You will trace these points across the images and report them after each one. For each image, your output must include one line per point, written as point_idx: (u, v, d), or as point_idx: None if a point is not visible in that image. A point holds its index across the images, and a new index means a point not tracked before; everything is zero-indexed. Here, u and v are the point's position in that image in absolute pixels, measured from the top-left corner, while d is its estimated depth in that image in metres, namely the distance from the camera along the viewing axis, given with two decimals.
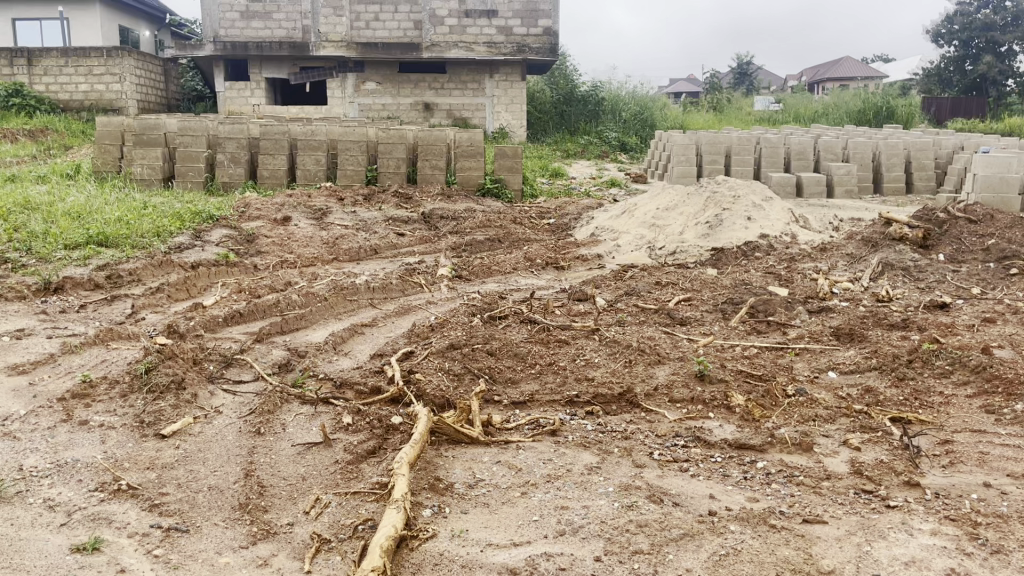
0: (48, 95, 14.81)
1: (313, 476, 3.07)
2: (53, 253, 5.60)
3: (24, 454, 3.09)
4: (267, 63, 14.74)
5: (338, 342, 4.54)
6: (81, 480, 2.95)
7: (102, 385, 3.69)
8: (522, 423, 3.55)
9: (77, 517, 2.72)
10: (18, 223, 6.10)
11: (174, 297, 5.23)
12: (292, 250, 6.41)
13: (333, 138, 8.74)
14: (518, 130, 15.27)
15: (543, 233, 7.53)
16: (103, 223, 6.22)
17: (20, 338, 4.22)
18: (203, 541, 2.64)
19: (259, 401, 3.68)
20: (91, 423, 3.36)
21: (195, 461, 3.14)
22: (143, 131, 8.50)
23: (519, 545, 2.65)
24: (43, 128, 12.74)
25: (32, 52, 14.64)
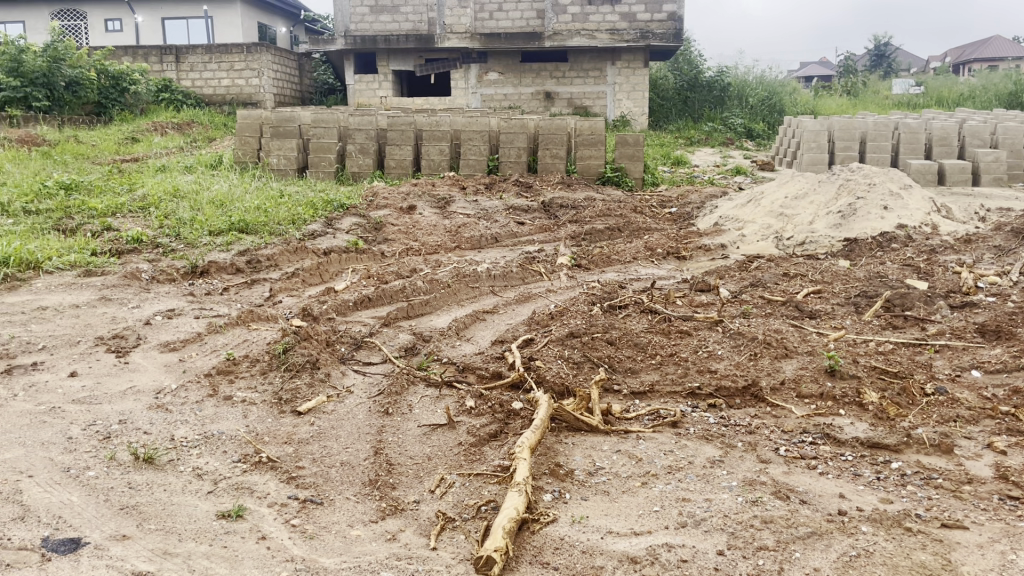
0: (193, 90, 15.75)
1: (438, 457, 3.17)
2: (199, 239, 5.98)
3: (176, 425, 3.32)
4: (394, 55, 15.14)
5: (460, 327, 4.65)
6: (226, 451, 3.16)
7: (244, 362, 3.93)
8: (642, 414, 3.53)
9: (223, 485, 2.92)
10: (168, 212, 6.54)
11: (308, 281, 5.50)
12: (416, 238, 6.59)
13: (457, 128, 8.93)
14: (640, 118, 15.08)
15: (664, 223, 7.43)
16: (244, 211, 6.59)
17: (171, 318, 4.55)
18: (336, 514, 2.78)
19: (386, 382, 3.83)
20: (234, 398, 3.59)
21: (328, 437, 3.30)
22: (279, 123, 8.92)
23: (640, 534, 2.65)
24: (190, 122, 13.59)
25: (180, 50, 15.58)
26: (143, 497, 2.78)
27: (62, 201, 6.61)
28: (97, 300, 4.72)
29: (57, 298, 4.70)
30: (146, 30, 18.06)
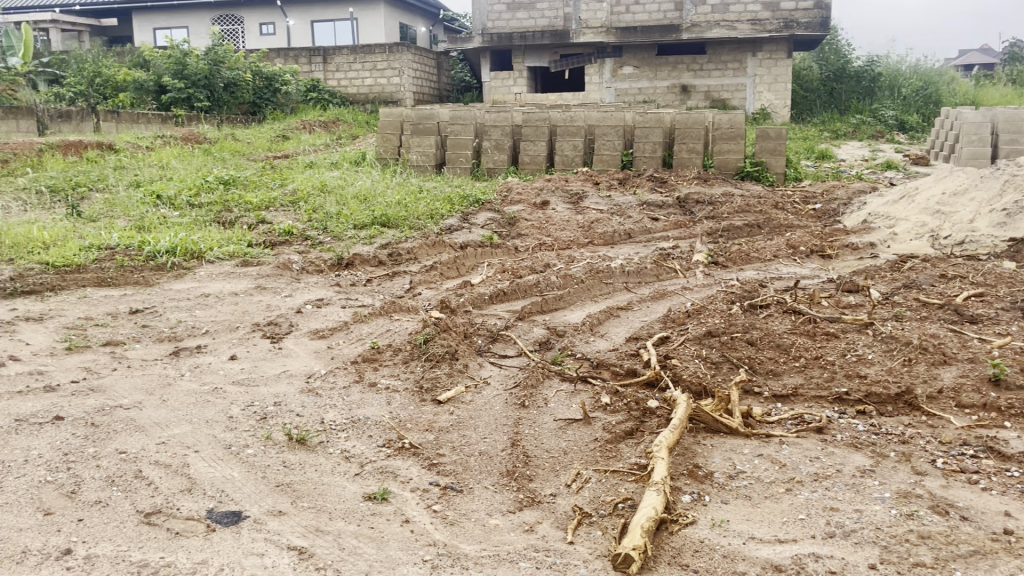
0: (339, 90, 16.46)
1: (574, 451, 3.18)
2: (345, 232, 6.25)
3: (325, 409, 3.49)
4: (529, 52, 15.24)
5: (594, 323, 4.64)
6: (371, 435, 3.29)
7: (387, 351, 4.08)
8: (784, 417, 3.41)
9: (369, 468, 3.04)
10: (316, 206, 6.87)
11: (446, 274, 5.64)
12: (550, 233, 6.62)
13: (591, 123, 8.90)
14: (781, 110, 14.53)
15: (807, 219, 7.14)
16: (386, 206, 6.83)
17: (319, 307, 4.77)
18: (476, 502, 2.84)
19: (523, 375, 3.88)
20: (378, 385, 3.74)
21: (467, 427, 3.38)
22: (419, 121, 9.15)
23: (784, 542, 2.56)
24: (336, 120, 14.21)
25: (327, 51, 16.30)
26: (296, 476, 2.94)
27: (221, 195, 7.07)
28: (253, 288, 5.03)
29: (219, 286, 5.03)
30: (297, 33, 19.00)
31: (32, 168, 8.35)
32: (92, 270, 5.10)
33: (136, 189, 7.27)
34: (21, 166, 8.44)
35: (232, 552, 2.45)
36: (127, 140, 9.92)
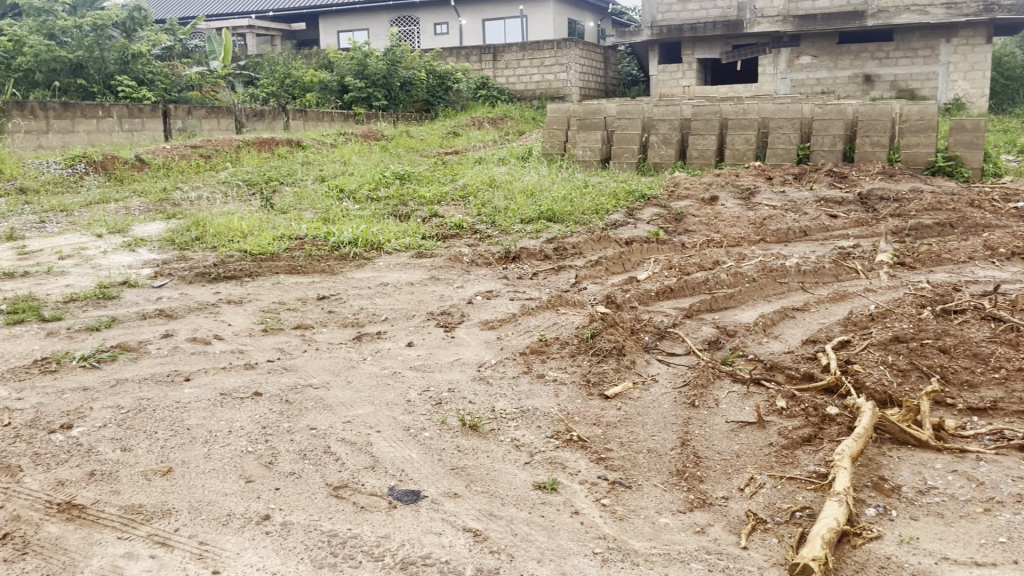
0: (507, 86, 16.78)
1: (747, 455, 3.09)
2: (512, 227, 6.37)
3: (496, 398, 3.58)
4: (699, 44, 14.95)
5: (768, 323, 4.47)
6: (540, 426, 3.34)
7: (555, 343, 4.12)
8: (982, 433, 3.15)
9: (538, 458, 3.09)
10: (485, 201, 7.05)
11: (611, 270, 5.61)
12: (719, 230, 6.45)
13: (765, 116, 8.60)
14: (978, 100, 13.48)
15: (1009, 219, 6.55)
16: (552, 201, 6.90)
17: (489, 299, 4.89)
18: (645, 499, 2.82)
19: (692, 374, 3.80)
20: (546, 377, 3.79)
21: (635, 424, 3.36)
22: (586, 116, 9.16)
23: (983, 566, 2.37)
24: (503, 117, 14.48)
25: (498, 49, 16.68)
26: (470, 461, 3.04)
27: (397, 189, 7.40)
28: (427, 279, 5.24)
29: (395, 276, 5.27)
30: (469, 31, 19.53)
31: (231, 164, 9.10)
32: (284, 258, 5.48)
33: (321, 183, 7.75)
34: (222, 161, 9.21)
35: (412, 529, 2.57)
36: (313, 137, 10.59)
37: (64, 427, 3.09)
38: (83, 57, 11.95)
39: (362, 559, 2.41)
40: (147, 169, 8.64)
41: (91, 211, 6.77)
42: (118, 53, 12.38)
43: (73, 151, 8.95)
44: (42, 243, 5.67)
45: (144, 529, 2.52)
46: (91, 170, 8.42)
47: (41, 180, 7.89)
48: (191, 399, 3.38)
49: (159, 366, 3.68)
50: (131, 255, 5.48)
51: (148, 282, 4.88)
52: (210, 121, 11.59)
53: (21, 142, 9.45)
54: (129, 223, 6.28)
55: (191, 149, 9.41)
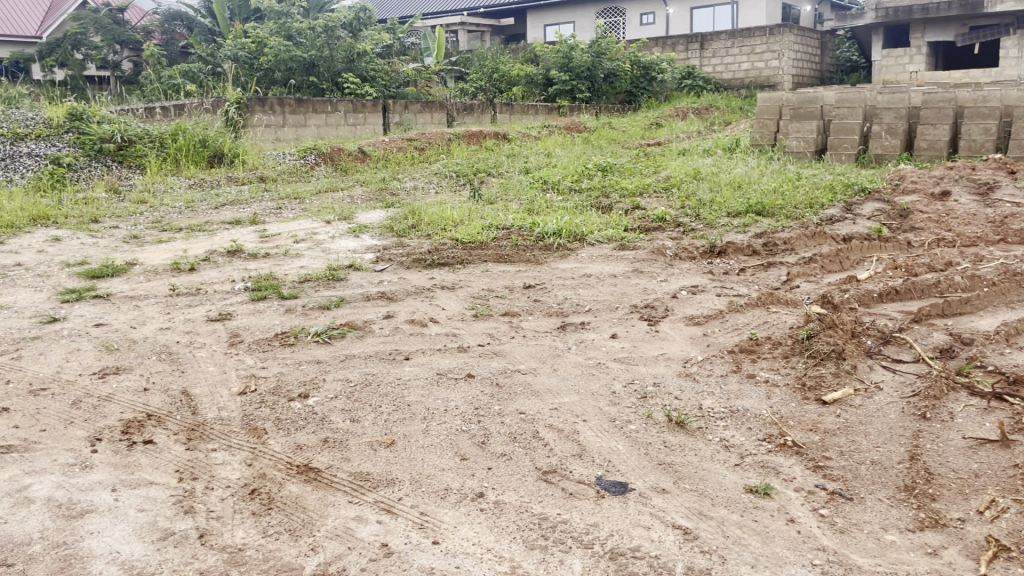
0: (714, 76, 16.41)
1: (988, 476, 2.82)
2: (718, 220, 6.19)
3: (703, 395, 3.49)
4: (931, 25, 13.79)
5: (1011, 333, 4.05)
6: (751, 428, 3.23)
7: (766, 343, 3.97)
8: None
9: (749, 460, 2.99)
10: (689, 193, 6.91)
11: (827, 268, 5.30)
12: (950, 228, 5.92)
13: (1009, 103, 7.80)
14: None
15: None
16: (762, 194, 6.64)
17: (695, 293, 4.79)
18: (869, 513, 2.65)
19: (922, 384, 3.52)
20: (757, 377, 3.65)
21: (857, 433, 3.16)
22: (801, 104, 8.74)
23: None
24: (708, 107, 14.12)
25: (705, 37, 16.40)
26: (677, 458, 2.99)
27: (600, 181, 7.44)
28: (630, 271, 5.22)
29: (599, 268, 5.29)
30: (675, 21, 19.20)
31: (442, 156, 9.56)
32: (492, 247, 5.67)
33: (526, 175, 7.92)
34: (434, 153, 9.68)
35: (621, 520, 2.57)
36: (519, 130, 10.91)
37: (301, 397, 3.38)
38: (315, 56, 12.99)
39: (572, 545, 2.44)
40: (368, 161, 9.26)
41: (320, 200, 7.35)
42: (345, 52, 13.30)
43: (305, 143, 9.75)
44: (280, 228, 6.25)
45: (371, 496, 2.70)
46: (321, 161, 9.14)
47: (279, 170, 8.66)
48: (410, 376, 3.59)
49: (382, 345, 3.93)
50: (356, 240, 5.89)
51: (370, 266, 5.22)
52: (425, 116, 12.35)
53: (262, 135, 10.41)
54: (353, 211, 6.76)
55: (407, 142, 9.97)
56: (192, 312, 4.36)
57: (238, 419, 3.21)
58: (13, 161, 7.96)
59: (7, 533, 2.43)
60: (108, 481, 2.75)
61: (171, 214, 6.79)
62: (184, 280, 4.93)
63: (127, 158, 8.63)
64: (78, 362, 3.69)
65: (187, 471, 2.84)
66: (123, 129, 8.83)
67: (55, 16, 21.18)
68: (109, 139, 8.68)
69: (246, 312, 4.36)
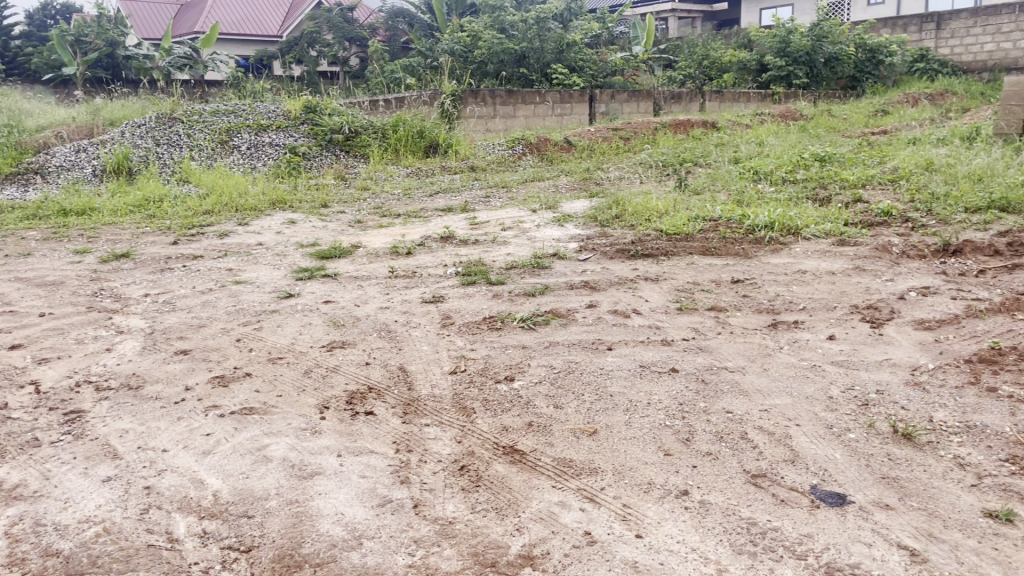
0: (951, 58, 15.36)
1: None
2: (953, 216, 5.65)
3: (934, 407, 3.20)
4: None
5: None
6: (991, 447, 2.91)
7: (1011, 355, 3.57)
8: None
9: (988, 482, 2.69)
10: (920, 185, 6.37)
11: None
12: None
13: None
14: None
15: None
16: (1007, 187, 5.99)
17: (925, 295, 4.39)
18: None
19: None
20: (999, 392, 3.29)
21: None
22: None
23: None
24: (943, 93, 12.98)
25: (942, 17, 15.31)
26: (903, 472, 2.76)
27: (818, 172, 7.03)
28: (850, 269, 4.88)
29: (814, 264, 5.00)
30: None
31: (648, 146, 9.47)
32: (699, 239, 5.53)
33: (736, 164, 7.65)
34: (640, 143, 9.62)
35: (838, 534, 2.42)
36: (729, 118, 10.59)
37: (508, 379, 3.48)
38: (526, 48, 13.36)
39: (783, 554, 2.33)
40: (574, 151, 9.36)
41: (526, 188, 7.52)
42: (555, 43, 13.54)
43: (513, 133, 10.04)
44: (489, 215, 6.45)
45: (574, 483, 2.72)
46: (528, 151, 9.34)
47: (488, 159, 8.95)
48: (613, 367, 3.58)
49: (586, 334, 3.95)
50: (560, 229, 5.95)
51: (574, 255, 5.26)
52: (631, 105, 12.52)
53: (474, 126, 10.82)
54: (558, 200, 6.84)
55: (613, 132, 9.96)
56: (408, 293, 4.61)
57: (449, 397, 3.35)
58: (257, 150, 8.79)
59: (249, 488, 2.70)
60: (334, 447, 2.97)
61: (390, 201, 7.22)
62: (401, 263, 5.22)
63: (353, 148, 9.26)
64: (309, 335, 4.02)
65: (402, 443, 3.01)
66: (350, 121, 9.50)
67: (294, 16, 23.11)
68: (338, 130, 9.35)
69: (457, 296, 4.53)
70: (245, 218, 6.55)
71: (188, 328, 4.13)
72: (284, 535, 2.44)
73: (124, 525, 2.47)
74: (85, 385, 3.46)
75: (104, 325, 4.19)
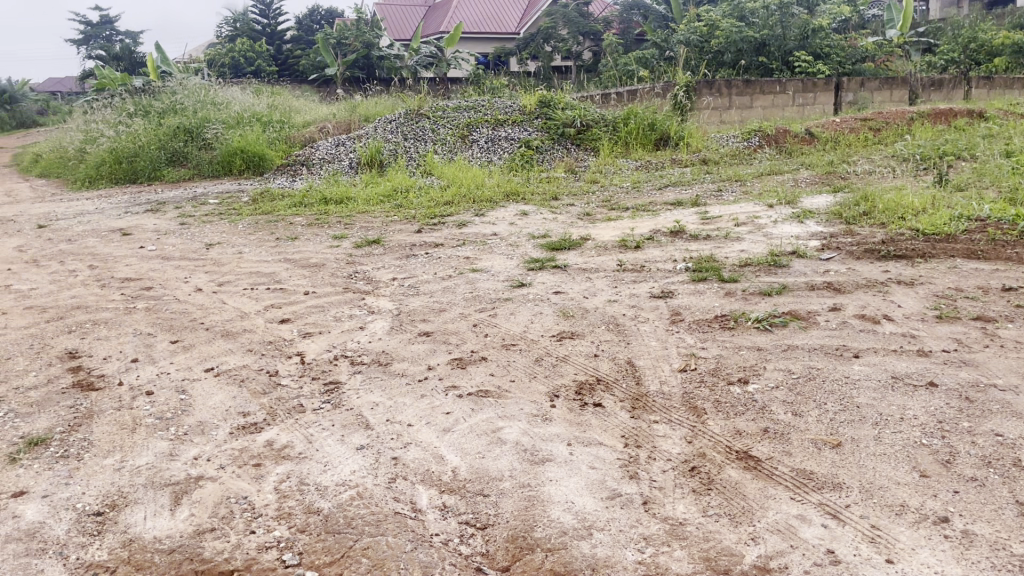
0: None
1: None
2: None
3: None
4: None
5: None
6: None
7: None
8: None
9: None
10: None
11: None
12: None
13: None
14: None
15: None
16: None
17: None
18: None
19: None
20: None
21: None
22: None
23: None
24: None
25: None
26: None
27: None
28: None
29: None
30: None
31: (903, 137, 8.72)
32: (962, 240, 5.00)
33: (1008, 158, 6.86)
34: (893, 134, 8.89)
35: None
36: (1000, 107, 9.61)
37: (742, 382, 3.35)
38: (767, 35, 12.92)
39: None
40: (816, 142, 8.84)
41: (762, 182, 7.20)
42: (800, 30, 13.00)
43: (750, 125, 9.71)
44: (722, 210, 6.25)
45: (815, 497, 2.56)
46: (765, 143, 8.97)
47: (722, 152, 8.68)
48: (860, 376, 3.33)
49: (829, 339, 3.70)
50: (800, 226, 5.64)
51: (816, 254, 4.94)
52: (883, 93, 11.97)
53: (708, 118, 10.86)
54: (798, 195, 6.49)
55: (861, 123, 9.32)
56: (637, 288, 4.58)
57: (679, 396, 3.29)
58: (494, 144, 9.13)
59: (484, 467, 2.81)
60: (565, 435, 3.01)
61: (620, 193, 7.22)
62: (630, 256, 5.20)
63: (584, 141, 9.36)
64: (541, 324, 4.11)
65: (632, 438, 2.99)
66: (582, 115, 9.63)
67: (531, 12, 23.79)
68: (570, 123, 9.49)
69: (688, 292, 4.43)
70: (481, 209, 6.84)
71: (430, 311, 4.39)
72: (517, 517, 2.51)
73: (375, 491, 2.67)
74: (342, 359, 3.78)
75: (357, 305, 4.55)
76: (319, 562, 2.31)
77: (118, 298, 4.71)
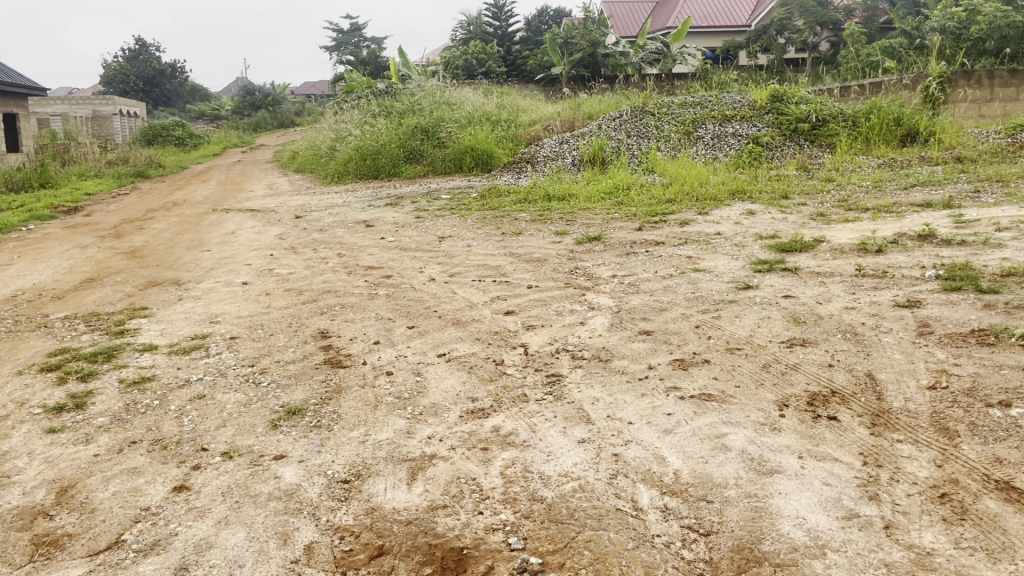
0: None
1: None
2: None
3: None
4: None
5: None
6: None
7: None
8: None
9: None
10: None
11: None
12: None
13: None
14: None
15: None
16: None
17: None
18: None
19: None
20: None
21: None
22: None
23: None
24: None
25: None
26: None
27: None
28: None
29: None
30: None
31: None
32: None
33: None
34: None
35: None
36: None
37: (1003, 405, 3.01)
38: None
39: None
40: None
41: None
42: None
43: (1015, 119, 8.75)
44: (979, 213, 5.66)
45: None
46: None
47: (980, 149, 7.88)
48: None
49: None
50: None
51: None
52: None
53: (964, 110, 10.15)
54: None
55: None
56: (878, 295, 4.26)
57: (927, 415, 3.02)
58: (721, 140, 8.88)
59: (708, 473, 2.74)
60: (796, 447, 2.87)
61: (858, 193, 6.76)
62: (870, 261, 4.84)
63: (819, 137, 8.85)
64: (769, 328, 3.94)
65: (871, 456, 2.79)
66: (818, 109, 9.12)
67: (764, 3, 22.91)
68: (805, 118, 9.02)
69: (938, 302, 4.06)
70: (706, 207, 6.69)
71: (652, 310, 4.35)
72: (743, 527, 2.43)
73: (597, 485, 2.70)
74: (564, 352, 3.85)
75: (579, 300, 4.61)
76: (543, 549, 2.37)
77: (362, 285, 5.11)
